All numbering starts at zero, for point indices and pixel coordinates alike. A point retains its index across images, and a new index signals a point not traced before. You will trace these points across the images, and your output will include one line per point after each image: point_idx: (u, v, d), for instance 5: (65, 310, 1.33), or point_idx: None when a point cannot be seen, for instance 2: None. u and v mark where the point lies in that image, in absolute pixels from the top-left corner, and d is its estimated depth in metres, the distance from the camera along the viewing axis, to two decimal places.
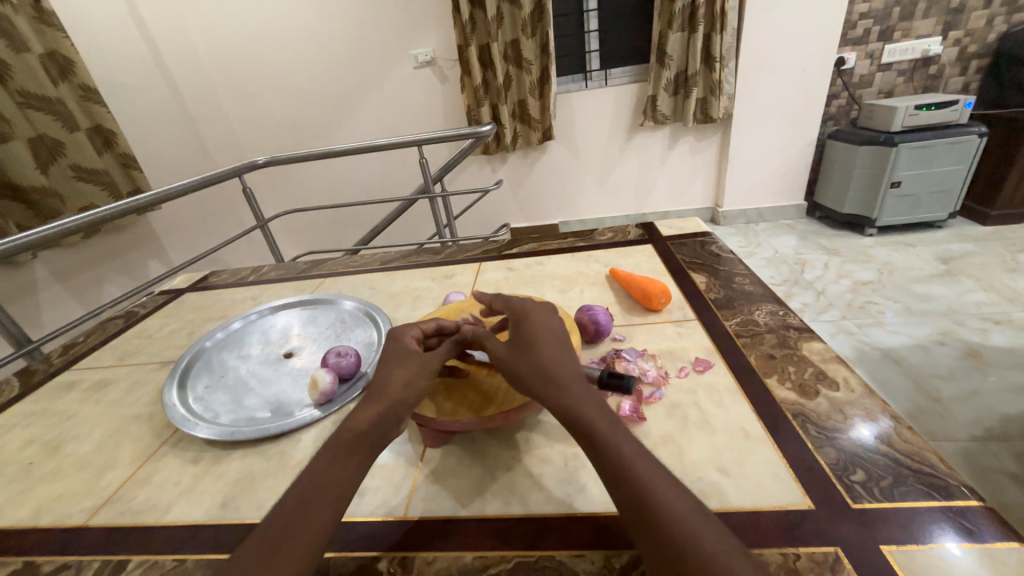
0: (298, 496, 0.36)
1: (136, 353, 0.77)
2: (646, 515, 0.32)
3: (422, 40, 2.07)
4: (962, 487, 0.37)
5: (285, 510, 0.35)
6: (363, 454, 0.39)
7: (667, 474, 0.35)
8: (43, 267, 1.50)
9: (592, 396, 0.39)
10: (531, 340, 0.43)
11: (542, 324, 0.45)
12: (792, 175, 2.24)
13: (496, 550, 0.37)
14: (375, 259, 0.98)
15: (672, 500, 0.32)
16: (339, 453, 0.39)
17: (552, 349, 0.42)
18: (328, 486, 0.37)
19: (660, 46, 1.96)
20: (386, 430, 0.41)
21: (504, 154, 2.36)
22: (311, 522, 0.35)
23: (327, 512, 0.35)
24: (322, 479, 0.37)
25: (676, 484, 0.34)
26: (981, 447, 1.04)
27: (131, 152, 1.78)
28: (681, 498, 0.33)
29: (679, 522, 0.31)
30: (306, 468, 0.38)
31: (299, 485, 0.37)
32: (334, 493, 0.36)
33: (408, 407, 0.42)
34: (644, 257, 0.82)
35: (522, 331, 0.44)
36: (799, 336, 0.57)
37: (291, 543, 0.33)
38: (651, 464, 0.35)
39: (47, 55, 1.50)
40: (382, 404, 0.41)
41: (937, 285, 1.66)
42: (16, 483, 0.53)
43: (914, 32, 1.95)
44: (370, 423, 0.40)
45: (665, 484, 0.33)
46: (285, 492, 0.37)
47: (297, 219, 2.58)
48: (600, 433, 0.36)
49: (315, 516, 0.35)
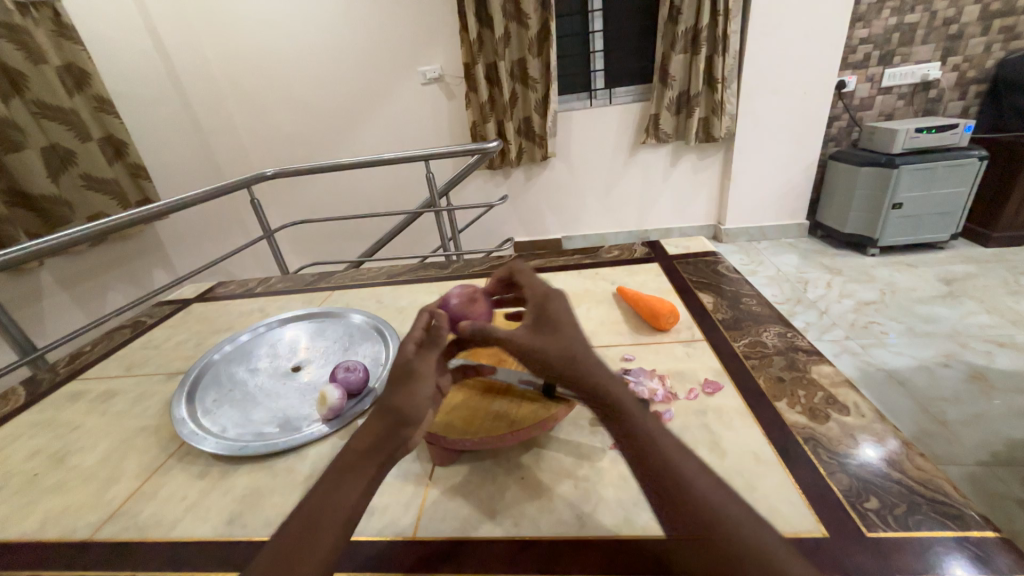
0: (306, 514, 0.36)
1: (143, 363, 0.77)
2: (679, 503, 0.32)
3: (430, 57, 2.12)
4: (977, 517, 0.37)
5: (291, 528, 0.35)
6: (370, 474, 0.38)
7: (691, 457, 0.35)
8: (49, 274, 1.50)
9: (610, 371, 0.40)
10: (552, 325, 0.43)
11: (558, 308, 0.45)
12: (793, 195, 2.26)
13: (507, 573, 0.37)
14: (383, 273, 0.98)
15: (699, 482, 0.33)
16: (347, 471, 0.38)
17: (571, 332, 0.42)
18: (338, 506, 0.36)
19: (663, 67, 2.00)
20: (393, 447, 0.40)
21: (508, 169, 2.39)
22: (319, 543, 0.34)
23: (335, 533, 0.35)
24: (330, 498, 0.37)
25: (697, 463, 0.35)
26: (987, 472, 1.03)
27: (141, 162, 1.81)
28: (707, 479, 0.34)
29: (711, 506, 0.32)
30: (314, 486, 0.38)
31: (306, 504, 0.37)
32: (341, 514, 0.36)
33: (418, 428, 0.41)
34: (650, 276, 0.82)
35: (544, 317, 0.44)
36: (809, 359, 0.57)
37: (299, 565, 0.33)
38: (674, 444, 0.36)
39: (64, 67, 1.54)
40: (386, 422, 0.40)
41: (940, 306, 1.66)
42: (21, 495, 0.53)
43: (913, 57, 1.98)
44: (376, 440, 0.39)
45: (688, 466, 0.34)
46: (295, 508, 0.37)
47: (302, 230, 2.60)
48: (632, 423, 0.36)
49: (324, 534, 0.34)
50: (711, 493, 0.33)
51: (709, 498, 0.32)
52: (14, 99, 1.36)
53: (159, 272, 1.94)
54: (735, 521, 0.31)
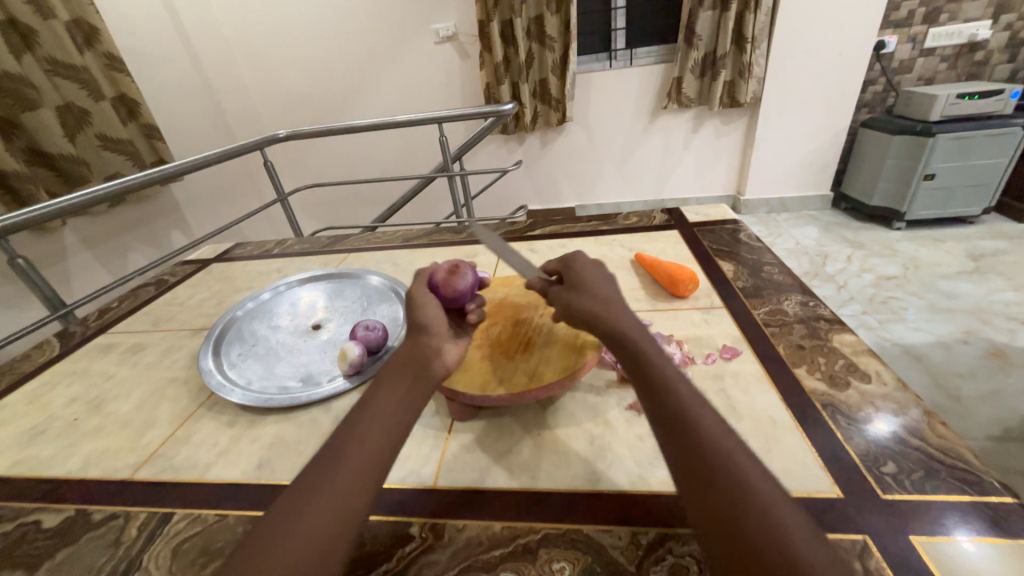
0: (356, 420, 0.37)
1: (169, 319, 0.79)
2: (684, 437, 0.32)
3: (444, 13, 2.02)
4: (996, 484, 0.37)
5: (340, 435, 0.37)
6: (410, 389, 0.40)
7: (705, 402, 0.35)
8: (72, 233, 1.54)
9: (647, 335, 0.39)
10: (581, 278, 0.44)
11: (585, 268, 0.45)
12: (819, 165, 2.18)
13: (525, 521, 0.38)
14: (398, 236, 0.98)
15: (719, 440, 0.32)
16: (394, 384, 0.40)
17: (601, 283, 0.43)
18: (389, 415, 0.38)
19: (689, 25, 1.89)
20: (429, 365, 0.42)
21: (522, 134, 2.32)
22: (373, 447, 0.36)
23: (388, 438, 0.36)
24: (379, 406, 0.38)
25: (709, 408, 0.35)
26: (998, 447, 1.03)
27: (154, 122, 1.79)
28: (716, 422, 0.34)
29: (714, 444, 0.32)
30: (361, 396, 0.39)
31: (355, 412, 0.38)
32: (389, 425, 0.37)
33: (442, 336, 0.44)
34: (669, 243, 0.81)
35: (573, 271, 0.45)
36: (830, 328, 0.56)
37: (355, 461, 0.34)
38: (707, 413, 0.34)
39: (72, 22, 1.51)
40: (416, 340, 0.43)
41: (964, 282, 1.62)
42: (63, 438, 0.56)
43: (962, 15, 1.84)
44: (412, 358, 0.42)
45: (699, 409, 0.34)
46: (346, 416, 0.38)
47: (315, 194, 2.60)
48: (651, 364, 0.37)
49: (376, 437, 0.36)
50: (716, 434, 0.32)
51: (717, 447, 0.32)
52: (26, 55, 1.35)
53: (177, 234, 1.97)
54: (733, 459, 0.31)
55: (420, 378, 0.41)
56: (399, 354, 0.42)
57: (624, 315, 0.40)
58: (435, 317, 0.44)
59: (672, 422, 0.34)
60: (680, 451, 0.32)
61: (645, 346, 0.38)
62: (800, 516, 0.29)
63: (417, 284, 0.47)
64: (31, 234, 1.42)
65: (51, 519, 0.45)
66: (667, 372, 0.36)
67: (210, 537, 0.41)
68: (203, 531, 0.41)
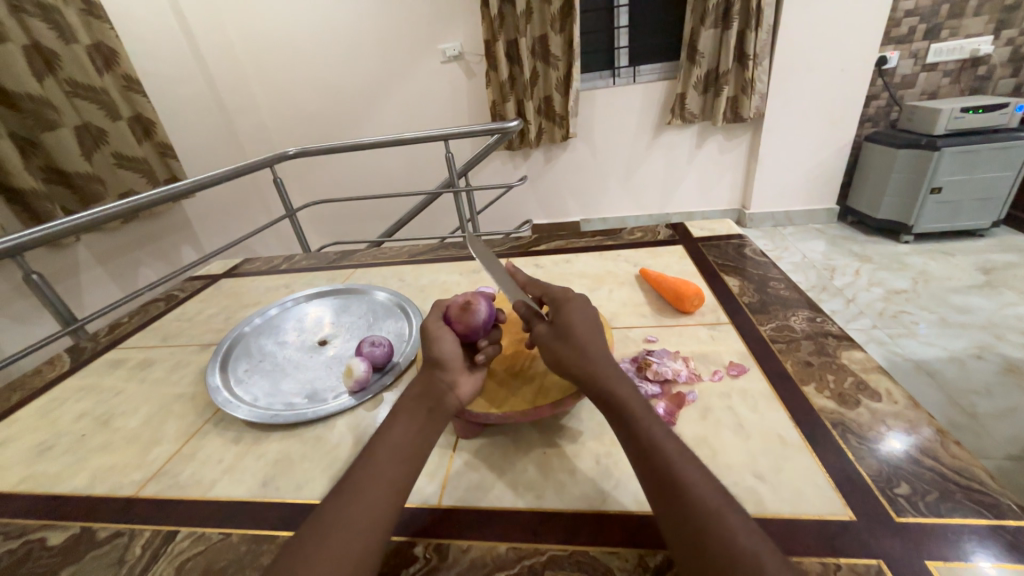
0: (374, 452, 0.39)
1: (177, 334, 0.80)
2: (665, 482, 0.34)
3: (450, 34, 2.07)
4: (1014, 506, 0.36)
5: (363, 461, 0.39)
6: (425, 417, 0.43)
7: (685, 449, 0.37)
8: (85, 249, 1.57)
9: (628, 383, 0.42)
10: (570, 327, 0.46)
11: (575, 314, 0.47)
12: (824, 179, 2.18)
13: (530, 542, 0.38)
14: (404, 251, 0.99)
15: (697, 481, 0.34)
16: (410, 416, 0.42)
17: (586, 329, 0.46)
18: (405, 447, 0.40)
19: (691, 42, 1.92)
20: (444, 397, 0.44)
21: (527, 150, 2.35)
22: (393, 472, 0.38)
23: (404, 469, 0.39)
24: (396, 438, 0.40)
25: (688, 454, 0.36)
26: (1017, 466, 1.00)
27: (168, 141, 1.84)
28: (694, 466, 0.35)
29: (694, 487, 0.33)
30: (377, 430, 0.42)
31: (372, 444, 0.40)
32: (407, 451, 0.40)
33: (456, 370, 0.46)
34: (674, 258, 0.81)
35: (560, 319, 0.47)
36: (839, 344, 0.56)
37: (375, 491, 0.36)
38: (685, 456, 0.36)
39: (93, 46, 1.56)
40: (432, 372, 0.46)
41: (976, 296, 1.60)
42: (70, 454, 0.56)
43: (963, 31, 1.86)
44: (428, 389, 0.44)
45: (679, 456, 0.36)
46: (363, 449, 0.40)
47: (323, 210, 2.63)
48: (631, 414, 0.39)
49: (395, 468, 0.38)
50: (696, 478, 0.34)
51: (696, 487, 0.33)
52: (48, 78, 1.40)
53: (187, 250, 2.00)
54: (714, 503, 0.32)
55: (434, 411, 0.43)
56: (415, 386, 0.45)
57: (605, 364, 0.43)
58: (449, 352, 0.46)
59: (654, 468, 0.35)
60: (664, 497, 0.33)
61: (625, 396, 0.40)
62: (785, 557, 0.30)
63: (433, 318, 0.50)
64: (46, 250, 1.44)
65: (57, 537, 0.45)
66: (646, 420, 0.38)
67: (213, 556, 0.41)
68: (207, 550, 0.41)
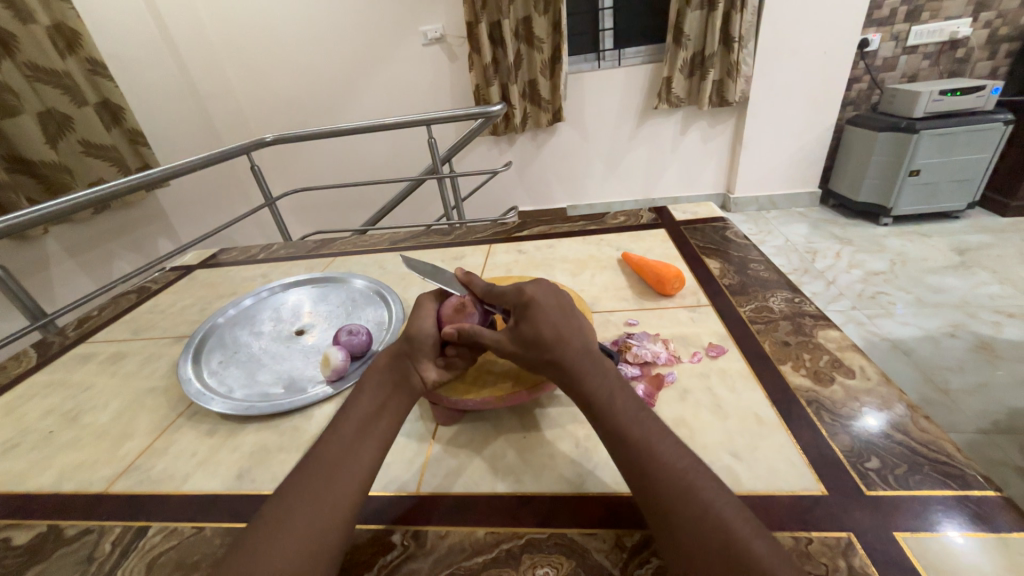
0: (339, 429, 0.39)
1: (150, 327, 0.77)
2: (637, 465, 0.34)
3: (431, 15, 2.02)
4: (979, 477, 0.37)
5: (330, 437, 0.38)
6: (393, 392, 0.42)
7: (656, 424, 0.36)
8: (55, 241, 1.51)
9: (598, 368, 0.40)
10: (531, 337, 0.41)
11: (546, 317, 0.42)
12: (807, 163, 2.19)
13: (507, 526, 0.37)
14: (386, 238, 0.97)
15: (667, 456, 0.34)
16: (374, 394, 0.42)
17: (547, 315, 0.42)
18: (371, 423, 0.40)
19: (677, 25, 1.90)
20: (409, 373, 0.43)
21: (512, 136, 2.32)
22: (362, 448, 0.38)
23: (372, 446, 0.38)
24: (363, 414, 0.40)
25: (661, 430, 0.36)
26: (986, 440, 1.04)
27: (139, 128, 1.77)
28: (667, 443, 0.35)
29: (665, 468, 0.33)
30: (341, 406, 0.41)
31: (337, 421, 0.40)
32: (376, 426, 0.40)
33: (427, 351, 0.44)
34: (656, 242, 0.80)
35: (523, 327, 0.41)
36: (815, 324, 0.56)
37: (341, 468, 0.36)
38: (652, 430, 0.36)
39: (54, 28, 1.48)
40: (398, 347, 0.45)
41: (950, 277, 1.64)
42: (37, 451, 0.54)
43: (943, 13, 1.87)
44: (394, 364, 0.44)
45: (649, 434, 0.35)
46: (328, 426, 0.40)
47: (305, 198, 2.58)
48: (603, 402, 0.38)
49: (362, 445, 0.38)
50: (668, 456, 0.34)
51: (666, 462, 0.33)
52: (6, 61, 1.32)
53: (164, 241, 1.94)
54: (687, 478, 0.32)
55: (399, 386, 0.42)
56: (381, 359, 0.44)
57: (571, 348, 0.40)
58: (426, 329, 0.44)
59: (625, 450, 0.35)
60: (635, 483, 0.33)
61: (595, 389, 0.39)
62: (753, 520, 0.30)
63: (426, 302, 0.49)
64: (11, 243, 1.38)
65: (23, 536, 0.44)
66: (615, 403, 0.38)
67: (187, 551, 0.40)
68: (179, 545, 0.40)
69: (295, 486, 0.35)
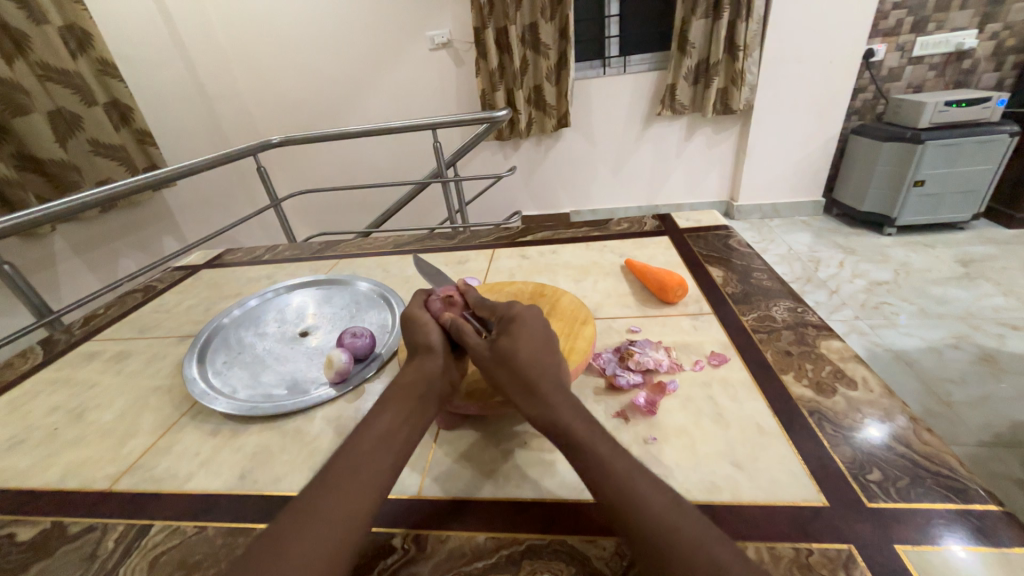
0: (357, 441, 0.39)
1: (155, 326, 0.78)
2: (619, 504, 0.33)
3: (439, 21, 2.03)
4: (981, 491, 0.37)
5: (350, 446, 0.39)
6: (413, 405, 0.42)
7: (637, 464, 0.36)
8: (61, 239, 1.52)
9: (572, 401, 0.40)
10: (508, 357, 0.42)
11: (526, 340, 0.43)
12: (811, 172, 2.19)
13: (507, 532, 0.38)
14: (390, 242, 0.98)
15: (647, 494, 0.33)
16: (398, 406, 0.42)
17: (528, 341, 0.43)
18: (391, 435, 0.40)
19: (681, 33, 1.91)
20: (433, 385, 0.44)
21: (517, 141, 2.33)
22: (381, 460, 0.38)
23: (390, 460, 0.38)
24: (384, 426, 0.40)
25: (640, 468, 0.35)
26: (989, 453, 1.03)
27: (147, 128, 1.79)
28: (648, 482, 0.34)
29: (648, 504, 0.32)
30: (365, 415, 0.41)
31: (359, 430, 0.40)
32: (398, 440, 0.40)
33: (442, 355, 0.46)
34: (660, 249, 0.81)
35: (501, 346, 0.43)
36: (818, 334, 0.56)
37: (359, 478, 0.36)
38: (635, 467, 0.35)
39: (66, 28, 1.50)
40: (421, 361, 0.45)
41: (955, 288, 1.63)
42: (42, 448, 0.55)
43: (949, 24, 1.87)
44: (417, 378, 0.44)
45: (630, 472, 0.34)
46: (349, 435, 0.40)
47: (310, 199, 2.59)
48: (578, 436, 0.37)
49: (378, 457, 0.38)
50: (651, 494, 0.33)
51: (647, 500, 0.32)
52: (18, 60, 1.34)
53: (169, 241, 1.96)
54: (675, 520, 0.31)
55: (421, 399, 0.43)
56: (403, 376, 0.45)
57: (547, 376, 0.41)
58: (438, 339, 0.47)
59: (606, 487, 0.34)
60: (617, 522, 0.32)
61: (571, 422, 0.38)
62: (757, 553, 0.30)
63: (415, 304, 0.52)
64: (19, 239, 1.40)
65: (26, 533, 0.44)
66: (593, 438, 0.37)
67: (189, 550, 0.40)
68: (181, 544, 0.41)
69: (313, 492, 0.35)
